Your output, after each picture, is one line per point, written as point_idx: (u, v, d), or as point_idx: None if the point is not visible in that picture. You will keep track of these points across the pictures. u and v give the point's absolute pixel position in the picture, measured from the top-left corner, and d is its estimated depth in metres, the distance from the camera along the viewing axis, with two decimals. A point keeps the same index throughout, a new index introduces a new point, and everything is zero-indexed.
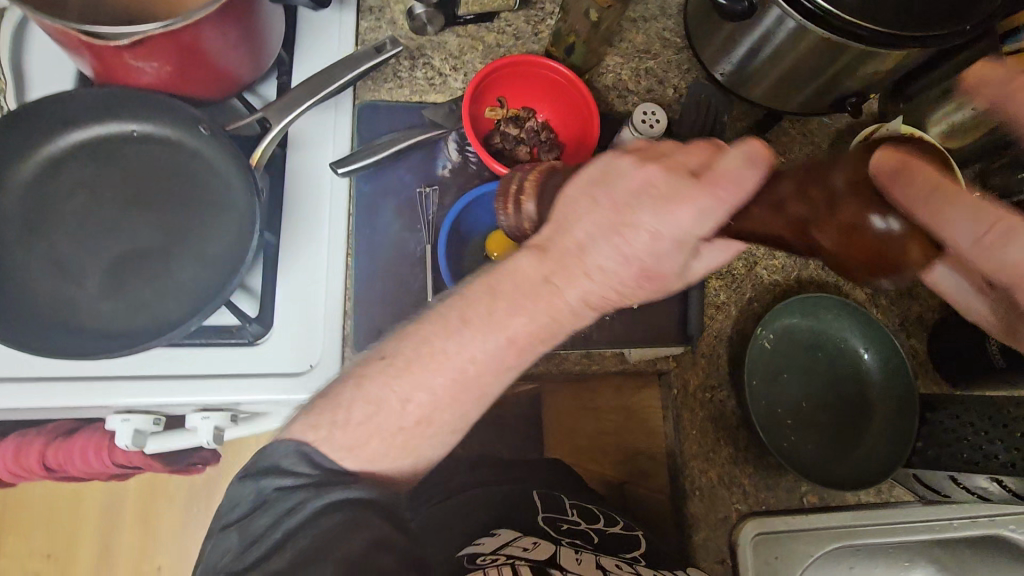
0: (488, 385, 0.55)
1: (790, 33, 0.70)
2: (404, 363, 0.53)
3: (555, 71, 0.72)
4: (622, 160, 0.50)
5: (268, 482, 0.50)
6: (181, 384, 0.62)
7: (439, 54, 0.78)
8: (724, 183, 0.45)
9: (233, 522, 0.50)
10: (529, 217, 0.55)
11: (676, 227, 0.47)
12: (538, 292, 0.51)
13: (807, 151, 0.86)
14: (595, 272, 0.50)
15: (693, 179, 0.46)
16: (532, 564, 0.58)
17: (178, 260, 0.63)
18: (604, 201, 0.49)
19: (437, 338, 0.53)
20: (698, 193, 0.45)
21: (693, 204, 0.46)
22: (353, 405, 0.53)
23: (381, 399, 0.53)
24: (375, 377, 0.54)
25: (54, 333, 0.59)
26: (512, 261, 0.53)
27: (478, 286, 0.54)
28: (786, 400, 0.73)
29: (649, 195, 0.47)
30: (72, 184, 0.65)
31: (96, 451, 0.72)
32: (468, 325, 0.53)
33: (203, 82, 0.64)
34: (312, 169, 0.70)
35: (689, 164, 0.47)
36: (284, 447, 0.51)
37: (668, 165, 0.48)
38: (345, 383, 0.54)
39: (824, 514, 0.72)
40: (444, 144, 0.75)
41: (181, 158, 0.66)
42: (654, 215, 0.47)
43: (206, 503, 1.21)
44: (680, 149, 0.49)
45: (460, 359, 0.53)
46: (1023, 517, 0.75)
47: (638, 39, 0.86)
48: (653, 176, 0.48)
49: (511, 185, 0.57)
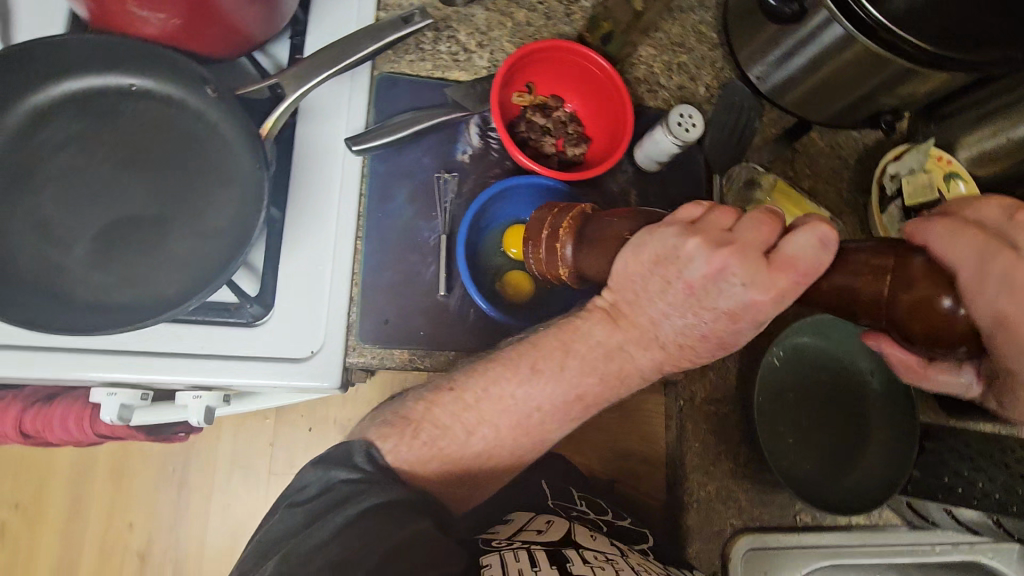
0: (545, 416, 0.59)
1: (834, 41, 0.66)
2: (473, 401, 0.59)
3: (595, 64, 0.68)
4: (683, 242, 0.48)
5: (334, 474, 0.55)
6: (177, 364, 0.59)
7: (465, 28, 0.73)
8: (804, 267, 0.43)
9: (300, 503, 0.54)
10: (565, 260, 0.54)
11: (757, 310, 0.46)
12: (611, 355, 0.56)
13: (834, 164, 0.84)
14: (672, 343, 0.54)
15: (766, 263, 0.44)
16: (545, 548, 0.61)
17: (175, 231, 0.59)
18: (676, 283, 0.49)
19: (506, 382, 0.58)
20: (777, 282, 0.44)
21: (774, 292, 0.44)
22: (421, 428, 0.59)
23: (449, 428, 0.59)
24: (444, 407, 0.60)
25: (41, 301, 0.55)
26: (583, 324, 0.57)
27: (548, 339, 0.59)
28: (790, 418, 0.72)
29: (722, 279, 0.46)
30: (62, 140, 0.60)
31: (77, 421, 0.69)
32: (539, 375, 0.58)
33: (212, 39, 0.59)
34: (325, 143, 0.66)
35: (758, 245, 0.46)
36: (356, 447, 0.58)
37: (738, 249, 0.46)
38: (418, 407, 0.61)
39: (814, 532, 0.73)
40: (466, 127, 0.71)
41: (185, 121, 0.61)
42: (733, 301, 0.47)
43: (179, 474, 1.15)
44: (740, 223, 0.47)
45: (526, 406, 0.58)
46: (1002, 546, 0.77)
47: (674, 30, 0.82)
48: (727, 262, 0.46)
49: (541, 229, 0.57)
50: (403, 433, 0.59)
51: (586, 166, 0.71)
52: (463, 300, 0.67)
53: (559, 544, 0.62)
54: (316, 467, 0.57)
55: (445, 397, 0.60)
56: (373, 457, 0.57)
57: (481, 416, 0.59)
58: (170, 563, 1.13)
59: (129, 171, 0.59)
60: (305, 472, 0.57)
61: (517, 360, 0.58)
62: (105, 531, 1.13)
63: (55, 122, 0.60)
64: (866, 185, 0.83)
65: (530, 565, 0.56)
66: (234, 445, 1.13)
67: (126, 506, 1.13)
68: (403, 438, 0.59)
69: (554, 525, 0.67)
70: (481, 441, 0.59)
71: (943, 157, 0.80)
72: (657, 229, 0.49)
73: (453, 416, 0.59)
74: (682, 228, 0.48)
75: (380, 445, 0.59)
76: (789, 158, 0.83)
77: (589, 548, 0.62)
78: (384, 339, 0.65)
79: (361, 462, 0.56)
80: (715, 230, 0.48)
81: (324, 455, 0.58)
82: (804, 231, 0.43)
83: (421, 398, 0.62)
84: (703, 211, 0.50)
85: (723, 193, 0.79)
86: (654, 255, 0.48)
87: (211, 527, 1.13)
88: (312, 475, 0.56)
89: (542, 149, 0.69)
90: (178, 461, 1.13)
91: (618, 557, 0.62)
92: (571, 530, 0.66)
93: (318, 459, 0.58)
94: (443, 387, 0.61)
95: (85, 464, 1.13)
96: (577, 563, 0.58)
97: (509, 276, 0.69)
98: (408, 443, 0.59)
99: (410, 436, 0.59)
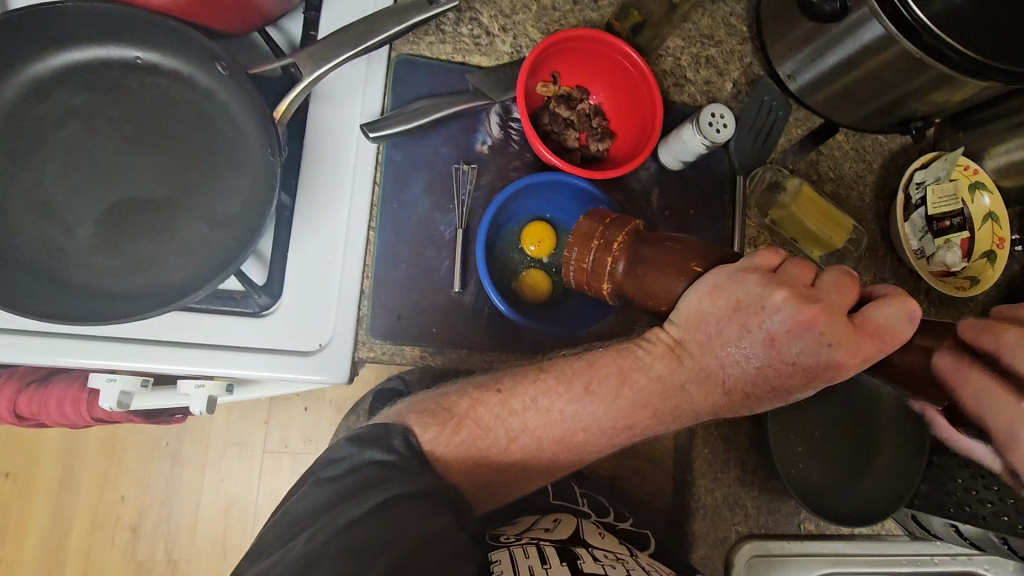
0: (589, 436, 0.59)
1: (872, 43, 0.63)
2: (520, 408, 0.58)
3: (626, 59, 0.65)
4: (770, 292, 0.52)
5: (368, 454, 0.54)
6: (181, 354, 0.57)
7: (488, 10, 0.70)
8: (887, 337, 0.48)
9: (328, 478, 0.53)
10: (613, 273, 0.56)
11: (832, 367, 0.51)
12: (669, 393, 0.58)
13: (858, 168, 0.81)
14: (737, 390, 0.56)
15: (848, 324, 0.50)
16: (557, 545, 0.60)
17: (182, 216, 0.56)
18: (755, 331, 0.53)
19: (557, 398, 0.58)
20: (860, 344, 0.49)
21: (856, 349, 0.49)
22: (462, 424, 0.58)
23: (491, 428, 0.59)
24: (489, 408, 0.58)
25: (42, 287, 0.53)
26: (644, 356, 0.59)
27: (603, 362, 0.60)
28: (801, 427, 0.72)
29: (805, 332, 0.51)
30: (61, 115, 0.56)
31: (73, 404, 0.67)
32: (592, 397, 0.58)
33: (224, 12, 0.56)
34: (339, 126, 0.63)
35: (843, 305, 0.51)
36: (395, 428, 0.56)
37: (824, 306, 0.50)
38: (462, 402, 0.59)
39: (818, 541, 0.73)
40: (486, 117, 0.68)
41: (196, 101, 0.58)
42: (812, 354, 0.51)
43: (170, 455, 1.12)
44: (824, 284, 0.53)
45: (574, 424, 0.59)
46: (997, 558, 0.78)
47: (703, 21, 0.79)
48: (812, 315, 0.50)
49: (590, 240, 0.58)
50: (445, 425, 0.57)
51: (609, 162, 0.69)
52: (478, 297, 0.65)
53: (569, 543, 0.61)
54: (352, 442, 0.55)
55: (490, 397, 0.59)
56: (411, 443, 0.56)
57: (525, 427, 0.58)
58: (163, 540, 1.12)
59: (134, 152, 0.56)
60: (341, 445, 0.55)
61: (569, 376, 0.59)
62: (98, 507, 1.12)
63: (56, 95, 0.57)
64: (889, 192, 0.81)
65: (540, 561, 0.56)
66: (230, 424, 1.12)
67: (120, 481, 1.12)
68: (445, 429, 0.57)
69: (563, 524, 0.66)
70: (519, 449, 0.59)
71: (969, 166, 0.78)
72: (740, 274, 0.53)
73: (499, 419, 0.59)
74: (766, 277, 0.53)
75: (416, 431, 0.57)
76: (814, 160, 0.80)
77: (599, 548, 0.61)
78: (396, 335, 0.63)
79: (398, 444, 0.55)
80: (799, 284, 0.53)
81: (359, 432, 0.56)
82: (888, 304, 0.49)
83: (465, 393, 0.59)
84: (781, 263, 0.56)
85: (747, 196, 0.77)
86: (739, 299, 0.52)
87: (206, 505, 1.12)
88: (347, 450, 0.54)
89: (565, 143, 0.67)
90: (174, 438, 1.12)
91: (628, 558, 0.61)
92: (580, 529, 0.65)
93: (354, 434, 0.56)
94: (489, 386, 0.59)
95: (79, 438, 1.12)
96: (587, 561, 0.57)
97: (527, 276, 0.67)
98: (448, 438, 0.57)
99: (451, 431, 0.57)
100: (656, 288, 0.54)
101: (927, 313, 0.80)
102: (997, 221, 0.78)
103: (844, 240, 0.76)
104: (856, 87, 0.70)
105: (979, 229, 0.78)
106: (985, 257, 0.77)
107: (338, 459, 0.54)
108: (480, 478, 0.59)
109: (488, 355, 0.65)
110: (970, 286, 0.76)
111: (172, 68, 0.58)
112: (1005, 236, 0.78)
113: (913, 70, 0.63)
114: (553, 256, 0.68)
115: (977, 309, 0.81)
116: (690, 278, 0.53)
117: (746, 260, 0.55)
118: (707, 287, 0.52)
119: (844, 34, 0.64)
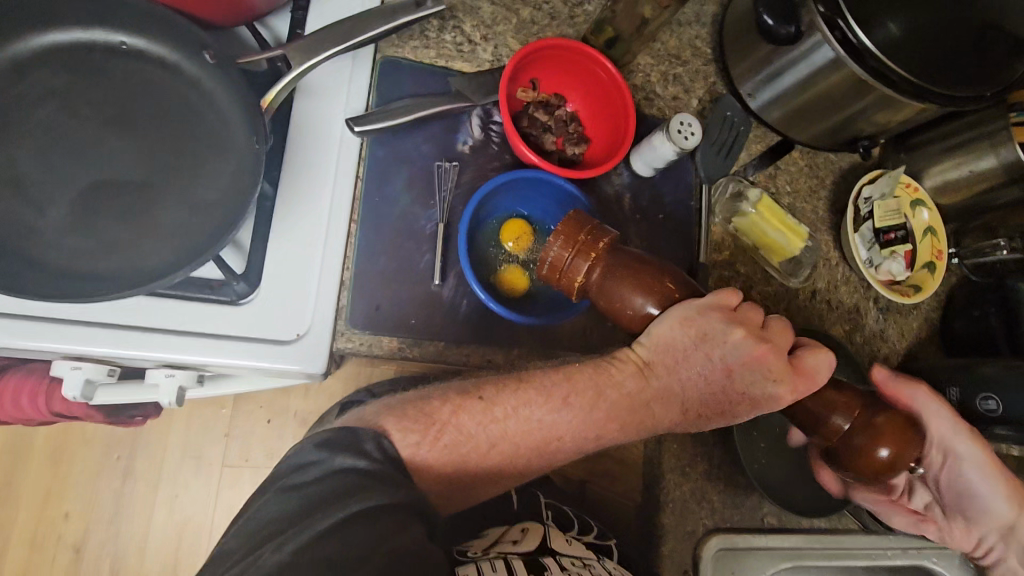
0: (563, 444, 0.60)
1: (823, 65, 0.68)
2: (502, 416, 0.58)
3: (602, 69, 0.70)
4: (732, 328, 0.57)
5: (339, 460, 0.51)
6: (152, 340, 0.56)
7: (470, 20, 0.73)
8: (818, 379, 0.57)
9: (298, 484, 0.50)
10: (586, 276, 0.57)
11: (772, 400, 0.57)
12: (637, 408, 0.60)
13: (812, 183, 0.87)
14: (693, 408, 0.61)
15: (790, 365, 0.57)
16: (524, 558, 0.61)
17: (160, 200, 0.56)
18: (714, 360, 0.58)
19: (536, 407, 0.59)
20: (797, 382, 0.57)
21: (794, 390, 0.57)
22: (444, 431, 0.57)
23: (473, 436, 0.58)
24: (472, 415, 0.58)
25: (12, 266, 0.51)
26: (620, 369, 0.60)
27: (584, 369, 0.61)
28: (763, 424, 0.75)
29: (756, 367, 0.58)
30: (40, 94, 0.56)
31: (30, 396, 0.66)
32: (569, 408, 0.59)
33: (213, 4, 0.57)
34: (323, 120, 0.65)
35: (785, 346, 0.59)
36: (367, 433, 0.54)
37: (771, 347, 0.58)
38: (444, 407, 0.58)
39: (782, 534, 0.76)
40: (467, 118, 0.71)
41: (181, 88, 0.59)
42: (759, 388, 0.58)
43: (120, 466, 1.07)
44: (775, 332, 0.60)
45: (550, 433, 0.59)
46: (942, 549, 0.83)
47: (671, 42, 0.84)
48: (762, 355, 0.57)
49: (578, 235, 0.56)
50: (428, 429, 0.57)
51: (584, 165, 0.73)
52: (457, 291, 0.67)
53: (536, 553, 0.62)
54: (321, 446, 0.53)
55: (473, 404, 0.58)
56: (384, 447, 0.54)
57: (505, 434, 0.58)
58: (110, 558, 1.06)
59: (116, 133, 0.56)
60: (307, 450, 0.53)
61: (550, 388, 0.59)
62: (39, 523, 1.05)
63: (34, 74, 0.57)
64: (841, 206, 0.87)
65: None
66: (187, 435, 1.08)
67: (64, 496, 1.06)
68: (426, 436, 0.57)
69: (529, 533, 0.68)
70: (498, 453, 0.59)
71: (911, 184, 0.84)
72: (706, 310, 0.57)
73: (480, 426, 0.58)
74: (729, 316, 0.58)
75: (393, 435, 0.56)
76: (772, 174, 0.85)
77: (565, 554, 0.63)
78: (376, 326, 0.64)
79: (371, 449, 0.53)
80: (754, 324, 0.59)
81: (327, 437, 0.54)
82: (817, 351, 0.58)
83: (447, 399, 0.59)
84: (738, 303, 0.60)
85: (712, 204, 0.81)
86: (705, 332, 0.57)
87: (157, 523, 1.07)
88: (316, 455, 0.52)
89: (543, 146, 0.70)
90: (126, 451, 1.07)
91: (593, 561, 0.64)
92: (547, 536, 0.67)
93: (322, 439, 0.54)
94: (471, 393, 0.59)
95: (22, 448, 1.06)
96: (556, 572, 0.58)
97: (505, 272, 0.68)
98: (430, 443, 0.57)
99: (432, 437, 0.57)
100: (626, 296, 0.56)
101: (876, 319, 0.86)
102: (936, 235, 0.84)
103: (800, 246, 0.80)
104: (808, 106, 0.76)
105: (920, 242, 0.84)
106: (928, 268, 0.83)
107: (310, 466, 0.52)
108: (455, 479, 0.59)
109: (465, 349, 0.67)
110: (914, 293, 0.81)
111: (156, 54, 0.59)
112: (944, 249, 0.84)
113: (859, 92, 0.68)
114: (528, 255, 0.70)
115: (920, 316, 0.87)
116: (667, 299, 0.56)
117: (710, 296, 0.58)
118: (679, 316, 0.55)
119: (799, 57, 0.70)
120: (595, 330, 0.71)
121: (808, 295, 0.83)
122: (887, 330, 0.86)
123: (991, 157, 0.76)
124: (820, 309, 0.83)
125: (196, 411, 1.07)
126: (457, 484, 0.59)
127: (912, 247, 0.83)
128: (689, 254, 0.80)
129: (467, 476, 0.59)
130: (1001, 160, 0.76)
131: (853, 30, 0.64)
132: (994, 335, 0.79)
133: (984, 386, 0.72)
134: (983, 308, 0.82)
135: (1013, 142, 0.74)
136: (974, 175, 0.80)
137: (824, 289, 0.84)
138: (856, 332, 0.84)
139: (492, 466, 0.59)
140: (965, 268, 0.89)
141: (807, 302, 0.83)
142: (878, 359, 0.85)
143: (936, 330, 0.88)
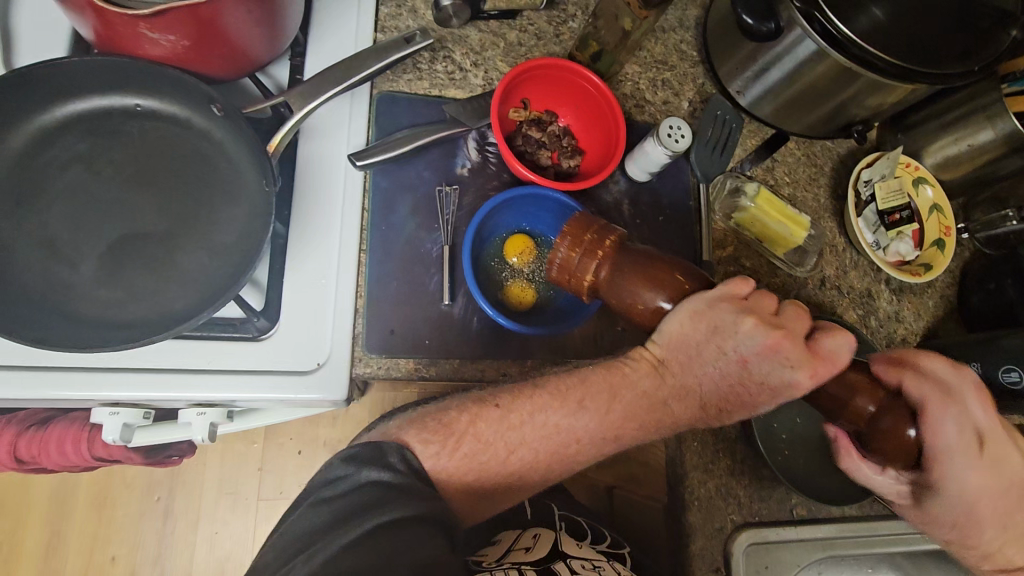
0: (583, 447, 0.61)
1: (807, 56, 0.69)
2: (519, 422, 0.60)
3: (588, 83, 0.72)
4: (742, 318, 0.57)
5: (366, 474, 0.54)
6: (183, 380, 0.59)
7: (460, 48, 0.76)
8: (837, 362, 0.55)
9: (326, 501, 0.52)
10: (594, 274, 0.58)
11: (792, 388, 0.56)
12: (653, 406, 0.61)
13: (810, 171, 0.87)
14: (712, 405, 0.61)
15: (807, 349, 0.56)
16: (537, 567, 0.62)
17: (181, 247, 0.60)
18: (729, 354, 0.58)
19: (551, 412, 0.60)
20: (815, 365, 0.55)
21: (813, 373, 0.55)
22: (463, 440, 0.59)
23: (492, 442, 0.59)
24: (489, 424, 0.60)
25: (53, 321, 0.55)
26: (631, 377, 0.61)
27: (595, 377, 0.62)
28: (784, 419, 0.75)
29: (773, 355, 0.56)
30: (66, 160, 0.61)
31: (73, 442, 0.70)
32: (586, 409, 0.60)
33: (218, 59, 0.60)
34: (327, 159, 0.68)
35: (801, 330, 0.58)
36: (391, 447, 0.57)
37: (787, 334, 0.57)
38: (457, 422, 0.60)
39: (812, 524, 0.75)
40: (464, 143, 0.74)
41: (194, 140, 0.63)
42: (777, 377, 0.56)
43: (160, 505, 1.10)
44: (788, 317, 0.59)
45: (568, 435, 0.60)
46: None
47: (656, 49, 0.86)
48: (780, 343, 0.56)
49: (583, 233, 0.58)
50: (447, 440, 0.59)
51: (580, 176, 0.75)
52: (467, 308, 0.69)
53: (547, 561, 0.64)
54: (349, 460, 0.55)
55: (490, 412, 0.60)
56: (409, 458, 0.57)
57: (523, 440, 0.60)
58: None
59: (136, 189, 0.60)
60: (334, 466, 0.56)
61: (565, 392, 0.61)
62: (88, 568, 1.09)
63: (60, 142, 0.61)
64: (842, 192, 0.87)
65: None
66: (222, 471, 1.11)
67: (111, 539, 1.09)
68: (445, 446, 0.58)
69: (541, 541, 0.69)
70: (514, 461, 0.60)
71: (910, 164, 0.83)
72: (716, 302, 0.57)
73: (498, 436, 0.59)
74: (739, 305, 0.58)
75: (414, 447, 0.58)
76: (770, 166, 0.86)
77: (575, 556, 0.66)
78: (392, 348, 0.66)
79: (396, 462, 0.56)
80: (765, 312, 0.58)
81: (357, 450, 0.56)
82: (835, 334, 0.56)
83: (465, 409, 0.60)
84: (750, 291, 0.60)
85: (711, 201, 0.83)
86: (715, 324, 0.57)
87: (200, 558, 1.10)
88: (346, 469, 0.55)
89: (538, 162, 0.73)
90: (165, 491, 1.10)
91: (604, 563, 0.66)
92: (558, 543, 0.69)
93: (348, 453, 0.56)
94: (487, 402, 0.61)
95: (67, 496, 1.10)
96: None
97: (510, 287, 0.70)
98: (449, 453, 0.58)
99: (452, 447, 0.59)
100: (636, 291, 0.56)
101: (889, 300, 0.85)
102: (943, 212, 0.84)
103: (802, 236, 0.81)
104: (797, 98, 0.77)
105: (926, 220, 0.83)
106: (936, 245, 0.83)
107: (337, 479, 0.54)
108: (477, 491, 0.60)
109: (480, 364, 0.68)
110: (925, 271, 0.81)
111: (169, 112, 0.63)
112: (952, 224, 0.83)
113: (846, 77, 0.68)
114: (530, 266, 0.72)
115: (935, 294, 0.86)
116: (675, 294, 0.56)
117: (721, 286, 0.58)
118: (688, 310, 0.56)
119: (783, 53, 0.71)
120: (606, 334, 0.72)
121: (823, 282, 0.83)
122: (903, 311, 0.86)
123: (989, 130, 0.76)
124: (831, 295, 0.83)
125: (227, 447, 1.10)
126: (477, 495, 0.60)
127: (918, 225, 0.83)
128: (693, 253, 0.81)
129: (485, 489, 0.60)
130: (999, 132, 0.75)
131: (831, 21, 0.64)
132: (1014, 307, 0.78)
133: (1007, 357, 0.70)
134: (998, 280, 0.80)
135: (1008, 113, 0.74)
136: (973, 149, 0.80)
137: (834, 276, 0.84)
138: (870, 316, 0.84)
139: (510, 476, 0.61)
140: (977, 241, 0.88)
141: (822, 291, 0.83)
142: (896, 341, 0.84)
143: (954, 307, 0.87)
